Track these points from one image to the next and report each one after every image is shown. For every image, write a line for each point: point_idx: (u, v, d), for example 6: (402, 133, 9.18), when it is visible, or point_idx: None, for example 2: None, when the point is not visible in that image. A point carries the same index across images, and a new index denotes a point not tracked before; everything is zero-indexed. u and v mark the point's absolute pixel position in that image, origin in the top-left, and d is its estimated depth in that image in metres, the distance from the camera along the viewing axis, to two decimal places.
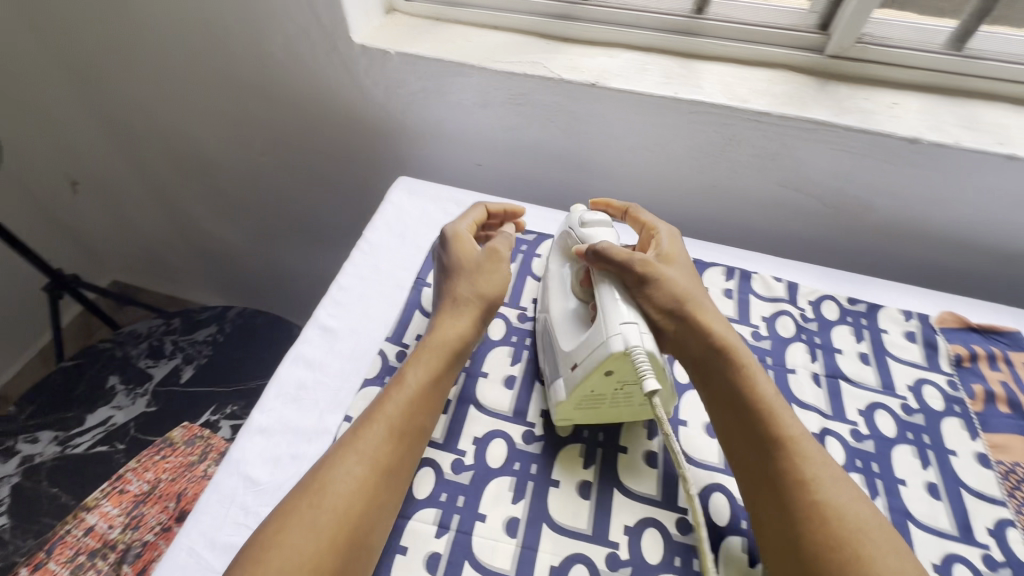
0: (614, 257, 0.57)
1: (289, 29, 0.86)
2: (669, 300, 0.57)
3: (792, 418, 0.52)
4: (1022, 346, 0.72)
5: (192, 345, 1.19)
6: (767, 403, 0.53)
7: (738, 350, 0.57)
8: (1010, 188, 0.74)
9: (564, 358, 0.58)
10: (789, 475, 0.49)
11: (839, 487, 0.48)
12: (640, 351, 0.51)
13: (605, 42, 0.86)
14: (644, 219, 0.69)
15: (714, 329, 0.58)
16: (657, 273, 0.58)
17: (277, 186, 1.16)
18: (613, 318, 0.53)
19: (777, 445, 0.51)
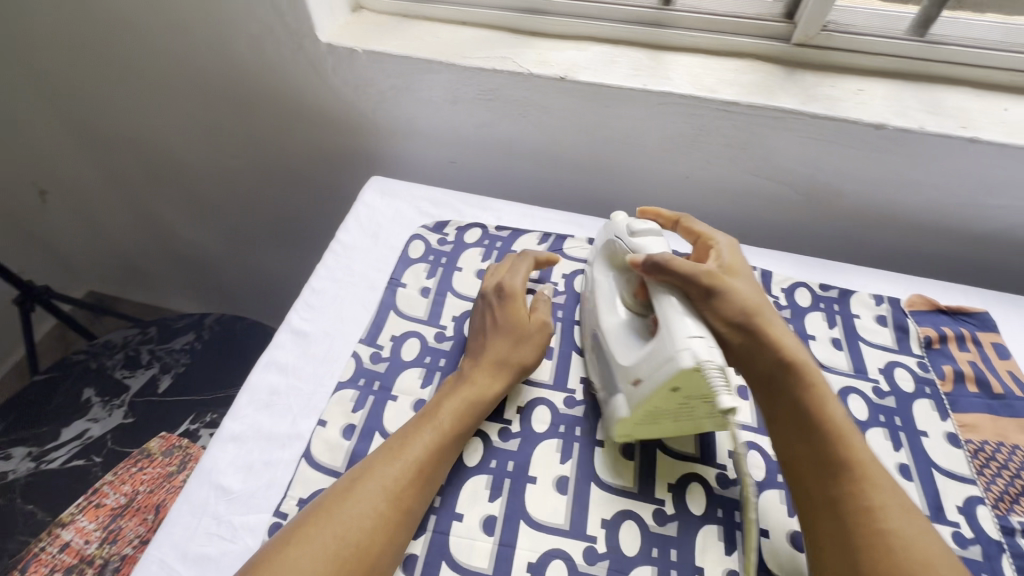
0: (677, 269, 0.55)
1: (253, 29, 0.85)
2: (735, 312, 0.56)
3: (862, 443, 0.51)
4: (991, 326, 0.73)
5: (169, 353, 1.17)
6: (837, 427, 0.52)
7: (809, 368, 0.55)
8: (973, 171, 0.75)
9: (624, 372, 0.57)
10: (855, 502, 0.48)
11: (907, 518, 0.47)
12: (712, 367, 0.49)
13: (573, 35, 0.85)
14: (699, 230, 0.68)
15: (782, 346, 0.56)
16: (722, 285, 0.56)
17: (252, 189, 1.15)
18: (678, 332, 0.52)
19: (846, 470, 0.49)
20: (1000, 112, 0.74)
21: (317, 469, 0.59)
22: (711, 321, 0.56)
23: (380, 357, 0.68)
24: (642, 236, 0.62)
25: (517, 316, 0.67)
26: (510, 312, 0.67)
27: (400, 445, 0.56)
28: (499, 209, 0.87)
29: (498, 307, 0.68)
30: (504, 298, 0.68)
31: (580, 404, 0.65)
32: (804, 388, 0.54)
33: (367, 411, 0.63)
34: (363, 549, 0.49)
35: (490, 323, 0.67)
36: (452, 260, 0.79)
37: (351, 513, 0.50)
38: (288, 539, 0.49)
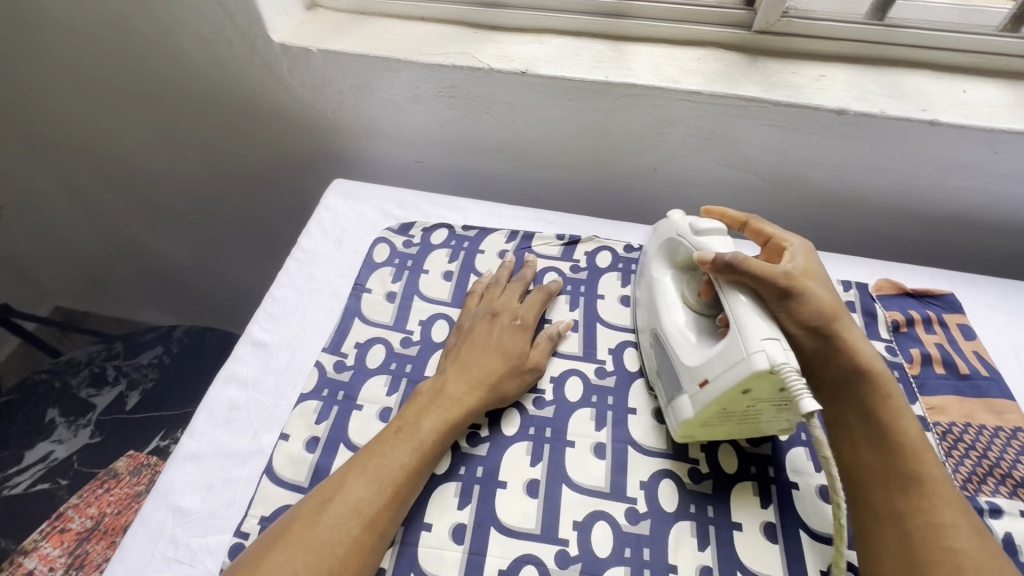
0: (754, 270, 0.54)
1: (203, 30, 0.81)
2: (812, 313, 0.55)
3: (933, 457, 0.50)
4: (957, 308, 0.73)
5: (136, 369, 1.12)
6: (908, 439, 0.51)
7: (884, 379, 0.54)
8: (935, 153, 0.75)
9: (690, 373, 0.56)
10: (922, 517, 0.47)
11: (978, 541, 0.45)
12: (790, 369, 0.48)
13: (534, 29, 0.84)
14: (769, 232, 0.64)
15: (861, 354, 0.55)
16: (800, 288, 0.55)
17: (216, 197, 1.11)
18: (752, 333, 0.50)
19: (914, 482, 0.49)
20: (959, 94, 0.74)
21: (278, 485, 0.57)
22: (784, 321, 0.55)
23: (344, 366, 0.66)
24: (707, 235, 0.60)
25: (519, 344, 0.65)
26: (514, 338, 0.66)
27: (378, 457, 0.54)
28: (465, 207, 0.85)
29: (505, 328, 0.66)
30: (516, 324, 0.67)
31: (550, 404, 0.64)
32: (876, 399, 0.53)
33: (331, 422, 0.61)
34: None
35: (491, 340, 0.65)
36: (418, 262, 0.77)
37: (331, 527, 0.49)
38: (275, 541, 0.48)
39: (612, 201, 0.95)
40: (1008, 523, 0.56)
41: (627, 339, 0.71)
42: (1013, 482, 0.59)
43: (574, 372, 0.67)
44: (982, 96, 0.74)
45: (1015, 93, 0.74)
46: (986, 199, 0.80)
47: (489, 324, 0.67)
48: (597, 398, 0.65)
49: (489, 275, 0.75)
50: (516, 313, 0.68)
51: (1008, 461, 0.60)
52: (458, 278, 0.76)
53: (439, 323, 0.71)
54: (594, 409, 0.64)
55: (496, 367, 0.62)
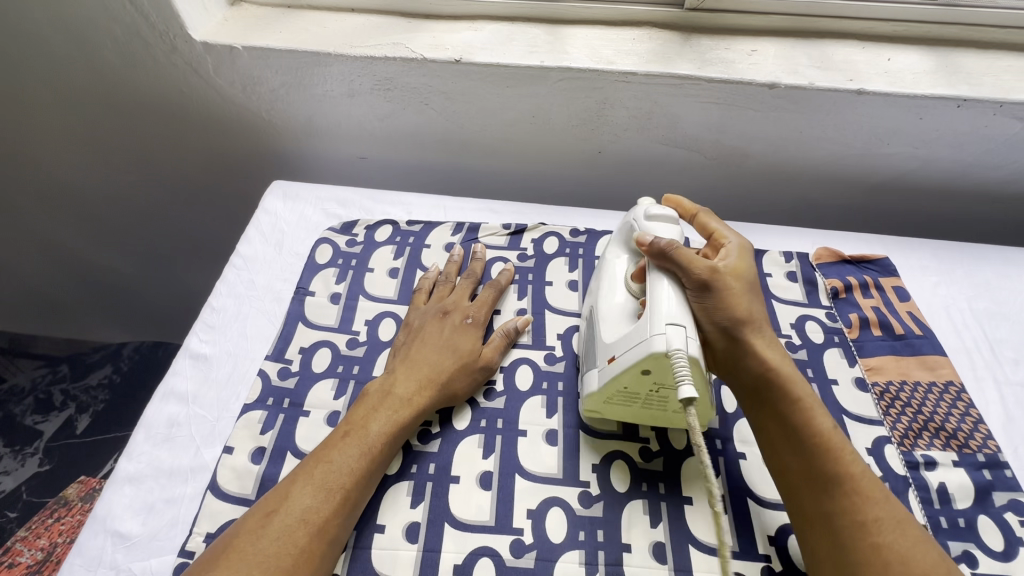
0: (681, 259, 0.55)
1: (116, 32, 0.77)
2: (724, 315, 0.55)
3: (851, 454, 0.52)
4: (892, 271, 0.76)
5: (85, 391, 1.06)
6: (824, 439, 0.52)
7: (793, 382, 0.55)
8: (863, 122, 0.77)
9: (603, 349, 0.57)
10: (848, 515, 0.49)
11: (900, 531, 0.47)
12: (681, 356, 0.48)
13: (468, 16, 0.83)
14: (712, 227, 0.65)
15: (770, 357, 0.56)
16: (721, 285, 0.56)
17: (157, 208, 1.06)
18: (660, 316, 0.51)
19: (835, 480, 0.50)
20: (885, 63, 0.76)
21: (224, 499, 0.55)
22: (698, 318, 0.56)
23: (289, 372, 0.65)
24: (655, 220, 0.61)
25: (471, 342, 0.64)
26: (465, 335, 0.65)
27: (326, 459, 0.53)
28: (410, 202, 0.85)
29: (456, 326, 0.65)
30: (467, 322, 0.66)
31: (501, 395, 0.64)
32: (791, 402, 0.54)
33: (277, 431, 0.60)
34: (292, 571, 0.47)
35: (442, 338, 0.64)
36: (363, 261, 0.76)
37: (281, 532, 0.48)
38: (222, 556, 0.46)
39: (561, 186, 0.94)
40: (941, 474, 0.58)
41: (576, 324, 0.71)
42: (946, 435, 0.61)
43: (524, 361, 0.67)
44: (906, 63, 0.76)
45: (937, 59, 0.76)
46: (918, 163, 0.82)
47: (438, 321, 0.66)
48: (547, 384, 0.65)
49: (437, 270, 0.73)
50: (467, 311, 0.67)
51: (941, 415, 0.62)
52: (405, 274, 0.75)
53: (386, 321, 0.70)
54: (545, 396, 0.64)
55: (449, 367, 0.61)
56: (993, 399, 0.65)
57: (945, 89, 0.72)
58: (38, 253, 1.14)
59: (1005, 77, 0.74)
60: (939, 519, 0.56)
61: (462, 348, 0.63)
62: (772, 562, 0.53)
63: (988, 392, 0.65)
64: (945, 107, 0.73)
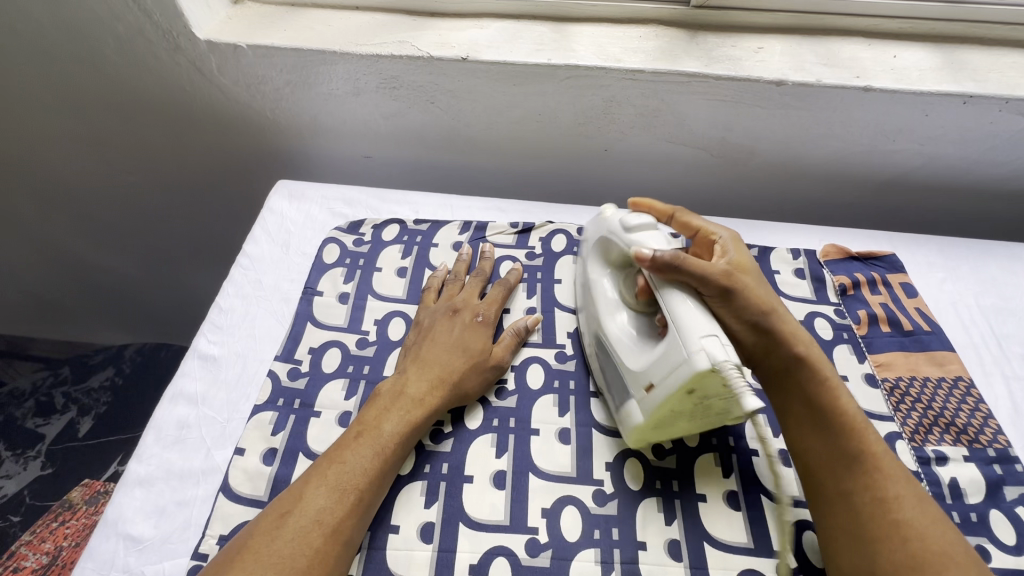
0: (694, 270, 0.53)
1: (118, 30, 0.76)
2: (750, 311, 0.55)
3: (873, 435, 0.52)
4: (899, 267, 0.76)
5: (87, 393, 1.05)
6: (850, 419, 0.52)
7: (820, 363, 0.56)
8: (870, 119, 0.77)
9: (637, 377, 0.55)
10: (868, 492, 0.49)
11: (920, 508, 0.48)
12: (730, 366, 0.47)
13: (473, 14, 0.82)
14: (696, 225, 0.65)
15: (798, 340, 0.56)
16: (738, 284, 0.55)
17: (158, 208, 1.05)
18: (691, 331, 0.50)
19: (858, 459, 0.50)
20: (891, 60, 0.76)
21: (236, 502, 0.54)
22: (726, 318, 0.56)
23: (299, 373, 0.64)
24: (638, 231, 0.60)
25: (482, 341, 0.64)
26: (475, 334, 0.64)
27: (340, 456, 0.53)
28: (416, 201, 0.84)
29: (466, 325, 0.65)
30: (477, 321, 0.66)
31: (512, 394, 0.64)
32: (817, 382, 0.55)
33: (288, 432, 0.60)
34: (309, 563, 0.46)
35: (452, 338, 0.64)
36: (371, 260, 0.76)
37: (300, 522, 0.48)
38: (240, 552, 0.46)
39: (567, 184, 0.94)
40: (953, 469, 0.59)
41: None
42: (957, 430, 0.61)
43: (535, 360, 0.67)
44: (912, 60, 0.76)
45: (942, 56, 0.77)
46: (922, 160, 0.82)
47: (444, 323, 0.65)
48: (559, 383, 0.65)
49: (446, 269, 0.73)
50: (476, 309, 0.67)
51: (950, 410, 0.63)
52: (413, 273, 0.75)
53: (395, 321, 0.70)
54: (557, 395, 0.64)
55: (461, 367, 0.61)
56: (1001, 394, 0.65)
57: (951, 86, 0.72)
58: (38, 255, 1.13)
59: (1010, 74, 0.74)
60: (951, 513, 0.56)
61: (474, 348, 0.63)
62: (789, 557, 0.53)
63: (996, 387, 0.66)
64: (951, 104, 0.73)
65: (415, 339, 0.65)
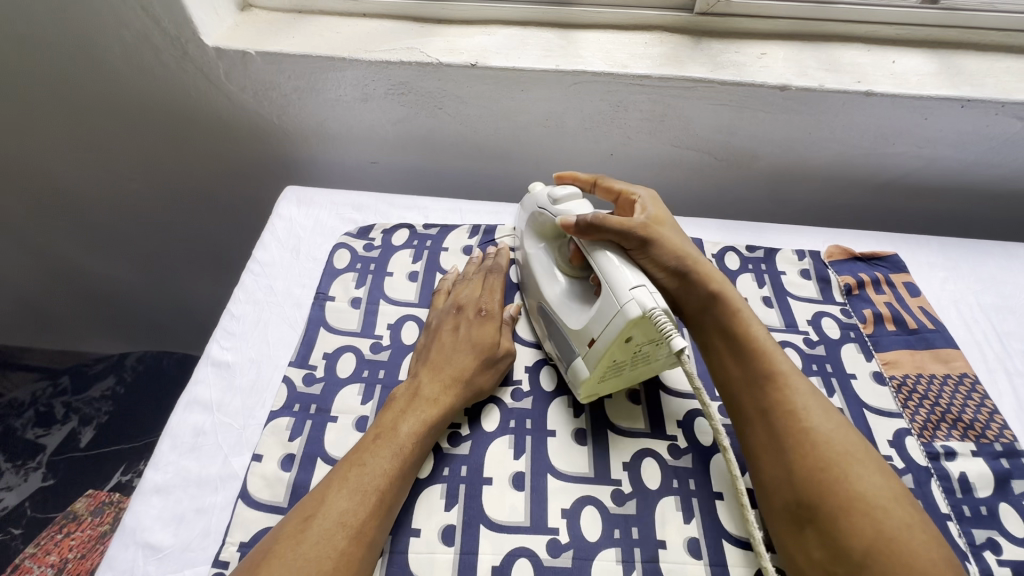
0: (611, 226, 0.56)
1: (126, 37, 0.76)
2: (670, 257, 0.60)
3: (782, 355, 0.57)
4: (901, 267, 0.78)
5: (88, 403, 1.04)
6: (760, 343, 0.58)
7: (732, 296, 0.61)
8: (871, 123, 0.79)
9: (577, 335, 0.57)
10: (780, 406, 0.54)
11: (826, 416, 0.53)
12: (658, 311, 0.50)
13: (480, 20, 0.83)
14: (618, 188, 0.67)
15: (712, 279, 0.61)
16: (655, 236, 0.59)
17: (161, 216, 1.05)
18: (622, 285, 0.53)
19: (768, 377, 0.55)
20: (889, 65, 0.78)
21: (256, 508, 0.54)
22: (651, 268, 0.60)
23: (314, 378, 0.64)
24: (565, 202, 0.62)
25: (489, 335, 0.64)
26: (481, 330, 0.64)
27: (358, 461, 0.53)
28: (425, 206, 0.85)
29: (471, 321, 0.65)
30: (481, 314, 0.66)
31: (527, 396, 0.64)
32: (728, 313, 0.60)
33: (306, 437, 0.60)
34: (340, 566, 0.47)
35: (458, 336, 0.64)
36: (382, 265, 0.76)
37: (323, 528, 0.48)
38: (264, 562, 0.46)
39: None
40: (961, 463, 0.60)
41: None
42: (964, 425, 0.63)
43: (548, 362, 0.68)
44: (910, 65, 0.78)
45: (939, 61, 0.79)
46: (921, 163, 0.85)
47: (446, 320, 0.66)
48: None
49: (457, 271, 0.73)
50: (479, 303, 0.67)
51: (957, 406, 0.64)
52: (425, 277, 0.75)
53: (409, 324, 0.70)
54: (571, 396, 0.64)
55: (470, 364, 0.61)
56: (1005, 389, 0.67)
57: (948, 90, 0.74)
58: (38, 264, 1.11)
59: (1005, 78, 0.76)
60: (962, 507, 0.57)
61: (478, 340, 0.63)
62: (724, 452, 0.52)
63: (999, 382, 0.67)
64: (949, 107, 0.75)
65: (417, 350, 0.65)
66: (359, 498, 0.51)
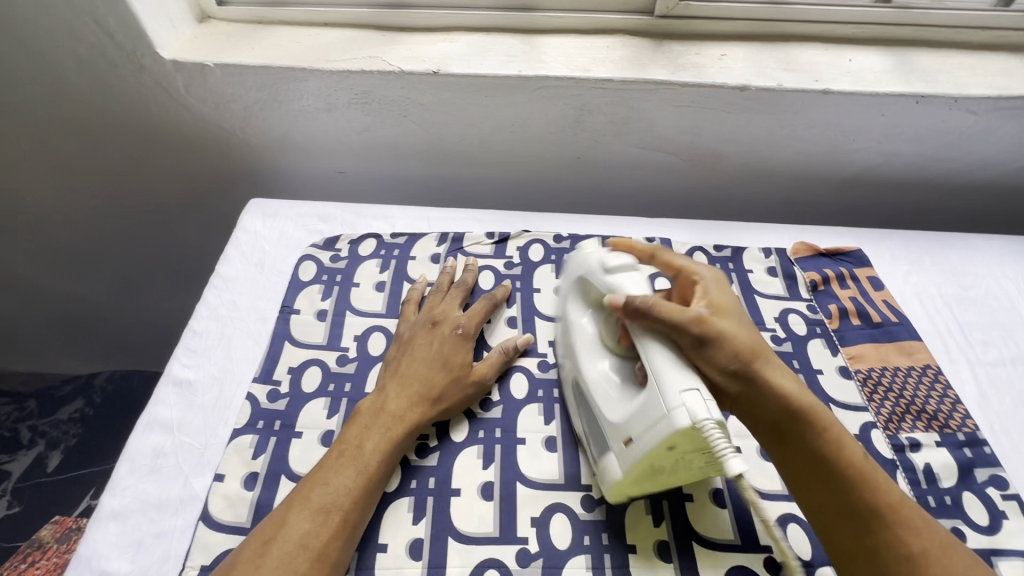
0: (663, 313, 0.50)
1: (80, 51, 0.75)
2: (733, 361, 0.49)
3: (886, 480, 0.48)
4: (865, 262, 0.79)
5: (55, 426, 1.01)
6: (859, 470, 0.48)
7: (818, 410, 0.50)
8: (830, 120, 0.80)
9: (614, 430, 0.53)
10: (893, 549, 0.45)
11: (948, 559, 0.45)
12: (710, 425, 0.45)
13: (443, 27, 0.83)
14: (678, 263, 0.59)
15: (792, 389, 0.50)
16: (717, 333, 0.49)
17: (126, 232, 1.03)
18: (670, 385, 0.47)
19: (874, 515, 0.47)
20: (846, 63, 0.79)
21: (218, 529, 0.53)
22: (708, 374, 0.50)
23: (278, 394, 0.63)
24: (618, 272, 0.57)
25: (462, 356, 0.63)
26: (455, 348, 0.63)
27: (322, 480, 0.52)
28: (393, 215, 0.84)
29: (446, 338, 0.64)
30: (457, 332, 0.64)
31: (497, 405, 0.64)
32: (818, 434, 0.49)
33: (270, 454, 0.58)
34: None
35: (432, 351, 0.63)
36: (348, 276, 0.75)
37: (283, 553, 0.47)
38: None
39: (543, 191, 0.95)
40: (925, 455, 0.61)
41: None
42: (928, 416, 0.63)
43: (518, 370, 0.67)
44: (866, 63, 0.79)
45: (894, 58, 0.80)
46: (880, 158, 0.86)
47: (420, 337, 0.64)
48: (543, 392, 0.65)
49: (426, 281, 0.73)
50: (457, 322, 0.66)
51: (921, 397, 0.65)
52: (392, 288, 0.74)
53: (375, 336, 0.69)
54: (542, 404, 0.64)
55: (442, 384, 0.60)
56: (967, 379, 0.68)
57: (903, 86, 0.76)
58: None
59: (957, 74, 0.78)
60: (927, 498, 0.58)
61: (455, 363, 0.62)
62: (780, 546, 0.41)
63: (962, 373, 0.68)
64: (905, 103, 0.77)
65: (386, 362, 0.64)
66: (321, 520, 0.49)
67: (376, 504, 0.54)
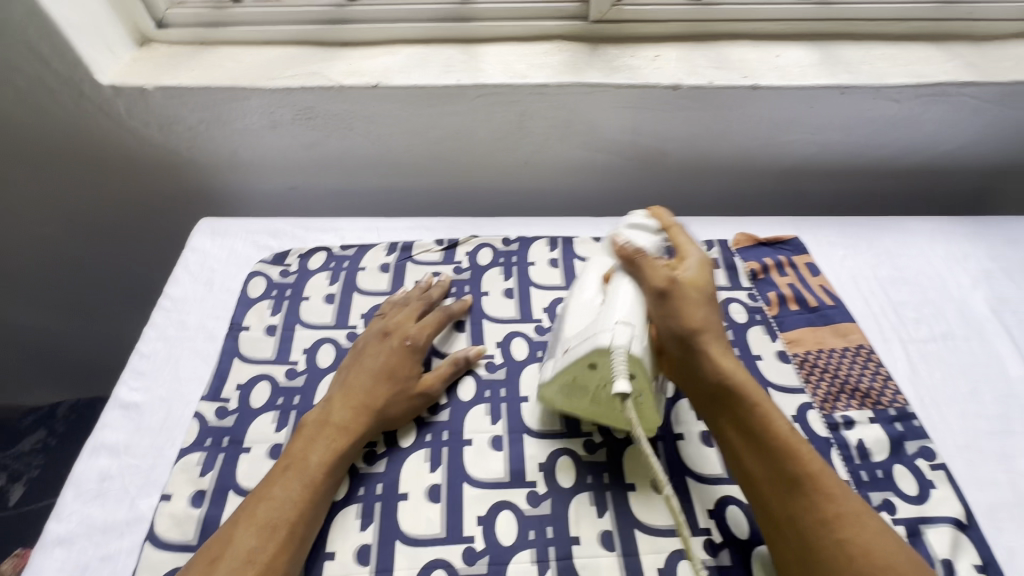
0: (645, 266, 0.57)
1: (18, 81, 0.75)
2: (680, 323, 0.54)
3: (810, 451, 0.50)
4: (802, 249, 0.81)
5: (16, 459, 0.99)
6: (784, 440, 0.50)
7: (750, 385, 0.53)
8: (762, 114, 0.83)
9: (562, 338, 0.60)
10: (810, 514, 0.47)
11: (862, 523, 0.46)
12: (621, 352, 0.52)
13: (383, 41, 0.84)
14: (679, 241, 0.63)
15: (726, 362, 0.54)
16: (679, 294, 0.56)
17: (81, 258, 1.02)
18: (612, 314, 0.55)
19: (795, 482, 0.48)
20: (774, 59, 0.82)
21: (164, 549, 0.53)
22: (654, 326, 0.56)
23: (226, 411, 0.63)
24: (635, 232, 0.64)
25: (407, 367, 0.64)
26: (401, 360, 0.64)
27: (264, 495, 0.53)
28: (342, 227, 0.85)
29: (395, 351, 0.64)
30: (406, 344, 0.65)
31: (445, 408, 0.65)
32: (745, 405, 0.52)
33: (217, 471, 0.59)
34: None
35: (379, 363, 0.63)
36: (298, 290, 0.76)
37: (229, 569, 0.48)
38: None
39: (495, 196, 0.96)
40: (859, 432, 0.63)
41: (514, 330, 0.72)
42: (861, 394, 0.66)
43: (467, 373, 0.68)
44: (794, 58, 0.82)
45: (820, 52, 0.84)
46: (815, 148, 0.89)
47: (373, 345, 0.65)
48: (490, 393, 0.66)
49: (405, 291, 0.74)
50: (407, 333, 0.66)
51: (854, 376, 0.67)
52: (342, 299, 0.75)
53: (324, 347, 0.70)
54: (489, 404, 0.65)
55: (385, 395, 0.61)
56: (900, 356, 0.70)
57: (827, 79, 0.79)
58: None
59: (879, 64, 0.82)
60: (860, 473, 0.60)
61: (401, 371, 0.63)
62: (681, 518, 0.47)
63: (894, 350, 0.71)
64: (830, 94, 0.80)
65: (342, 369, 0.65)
66: (263, 534, 0.50)
67: (325, 513, 0.55)
